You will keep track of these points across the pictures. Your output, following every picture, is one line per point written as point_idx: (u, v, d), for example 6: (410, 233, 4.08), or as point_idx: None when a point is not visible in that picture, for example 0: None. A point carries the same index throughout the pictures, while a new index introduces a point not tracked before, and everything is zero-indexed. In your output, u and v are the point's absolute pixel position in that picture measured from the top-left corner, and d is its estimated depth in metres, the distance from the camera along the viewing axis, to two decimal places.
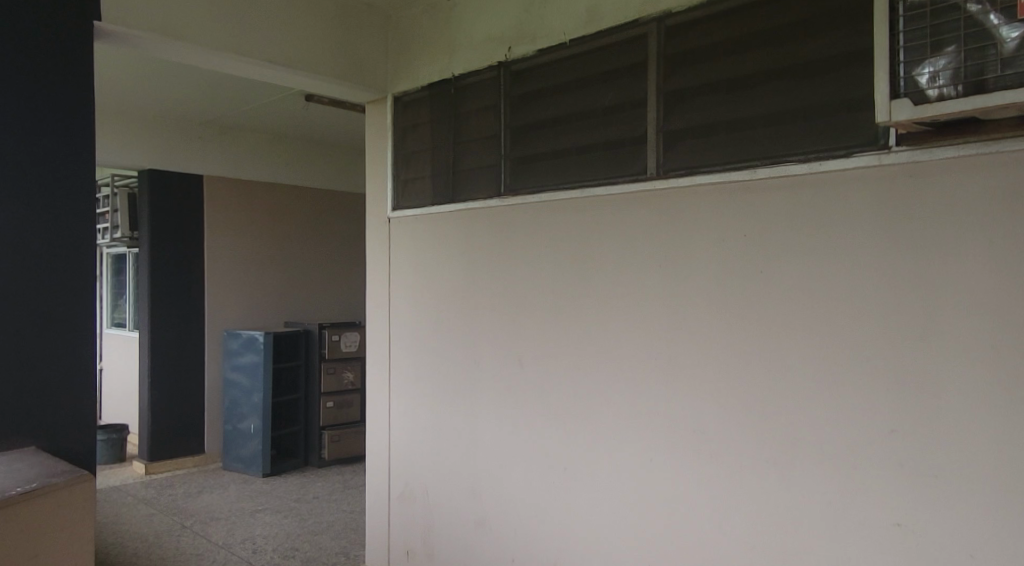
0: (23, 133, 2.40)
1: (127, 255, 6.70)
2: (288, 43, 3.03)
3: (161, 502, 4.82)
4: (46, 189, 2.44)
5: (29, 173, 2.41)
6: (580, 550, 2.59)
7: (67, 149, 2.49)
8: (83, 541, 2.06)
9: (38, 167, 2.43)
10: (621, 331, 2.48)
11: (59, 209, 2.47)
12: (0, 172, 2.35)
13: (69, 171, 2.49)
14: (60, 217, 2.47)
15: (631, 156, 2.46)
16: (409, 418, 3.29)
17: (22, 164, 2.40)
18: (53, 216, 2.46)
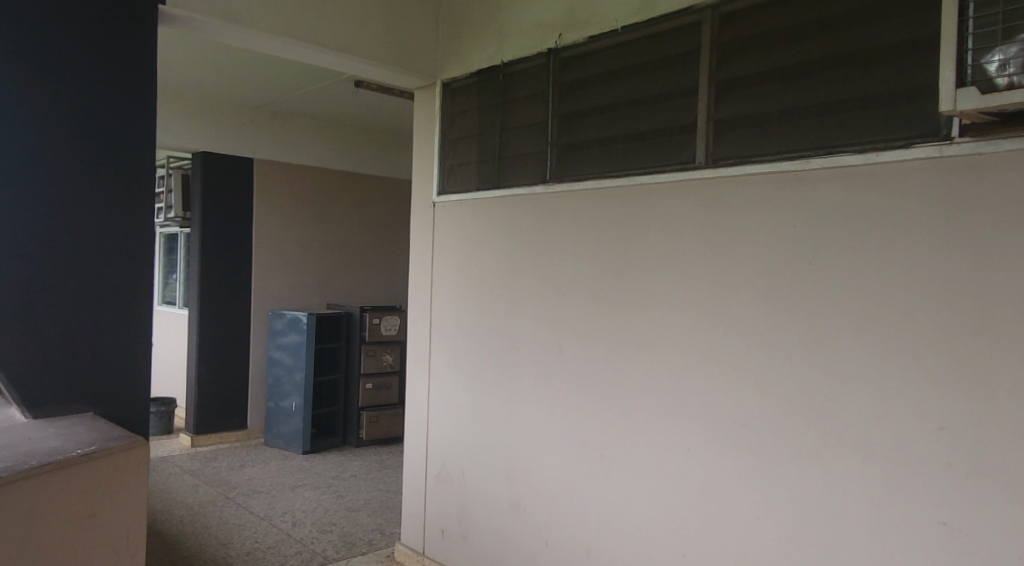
0: (87, 108, 2.47)
1: (179, 235, 6.88)
2: (341, 27, 3.06)
3: (205, 473, 4.97)
4: (110, 164, 2.52)
5: (94, 150, 2.49)
6: (616, 538, 2.59)
7: (130, 129, 2.56)
8: (134, 509, 2.07)
9: (99, 142, 2.49)
10: (667, 320, 2.46)
11: (116, 181, 2.53)
12: (68, 150, 2.44)
13: (131, 149, 2.56)
14: (118, 189, 2.53)
15: (679, 145, 2.44)
16: (448, 401, 3.33)
17: (84, 136, 2.46)
18: (112, 188, 2.52)
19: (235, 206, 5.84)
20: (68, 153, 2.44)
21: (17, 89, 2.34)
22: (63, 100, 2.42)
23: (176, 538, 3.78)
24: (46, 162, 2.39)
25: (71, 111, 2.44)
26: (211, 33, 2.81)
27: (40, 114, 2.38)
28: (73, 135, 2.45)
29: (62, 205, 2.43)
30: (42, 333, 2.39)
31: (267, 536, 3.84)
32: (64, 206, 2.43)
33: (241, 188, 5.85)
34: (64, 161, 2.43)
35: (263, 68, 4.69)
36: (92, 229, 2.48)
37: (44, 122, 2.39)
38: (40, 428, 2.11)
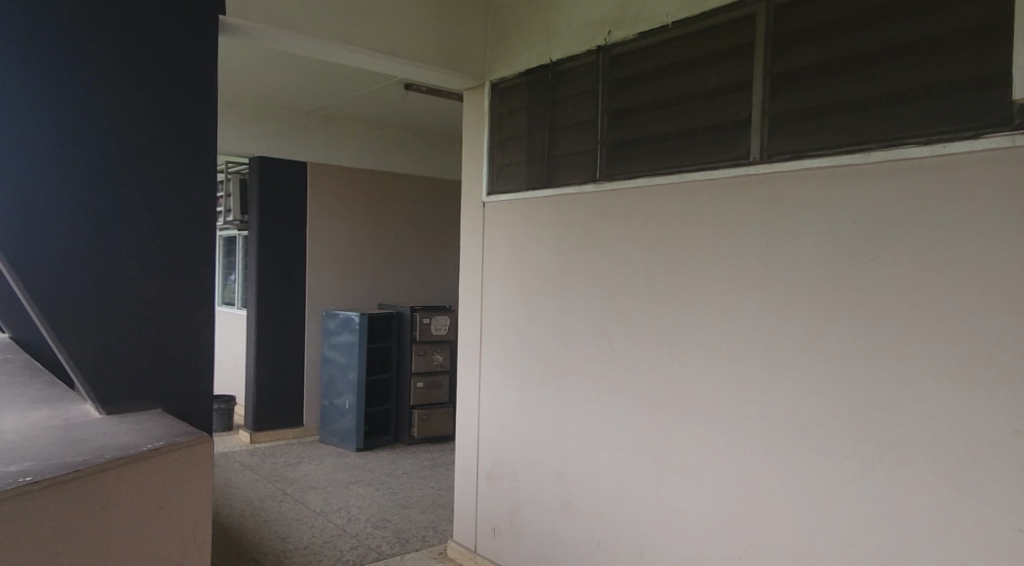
0: (152, 113, 2.39)
1: (236, 238, 7.08)
2: (392, 32, 3.11)
3: (264, 468, 5.11)
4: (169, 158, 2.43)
5: (153, 144, 2.40)
6: (669, 538, 2.57)
7: (188, 124, 2.46)
8: (205, 500, 2.01)
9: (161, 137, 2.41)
10: (723, 319, 2.43)
11: (175, 181, 2.44)
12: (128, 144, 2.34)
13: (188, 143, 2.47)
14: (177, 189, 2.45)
15: (733, 140, 2.41)
16: (499, 399, 3.35)
17: (143, 130, 2.37)
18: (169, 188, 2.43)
19: (290, 208, 5.97)
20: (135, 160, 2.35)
21: (73, 87, 2.22)
22: (129, 105, 2.35)
23: (237, 531, 3.89)
24: (111, 170, 2.30)
25: (137, 115, 2.36)
26: (270, 41, 2.89)
27: (107, 120, 2.30)
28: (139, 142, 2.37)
29: (128, 214, 2.34)
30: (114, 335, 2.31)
31: (323, 531, 3.92)
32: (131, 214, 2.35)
33: (295, 191, 5.99)
34: (129, 166, 2.34)
35: (317, 74, 4.80)
36: (156, 234, 2.40)
37: (110, 129, 2.30)
38: (107, 421, 2.13)
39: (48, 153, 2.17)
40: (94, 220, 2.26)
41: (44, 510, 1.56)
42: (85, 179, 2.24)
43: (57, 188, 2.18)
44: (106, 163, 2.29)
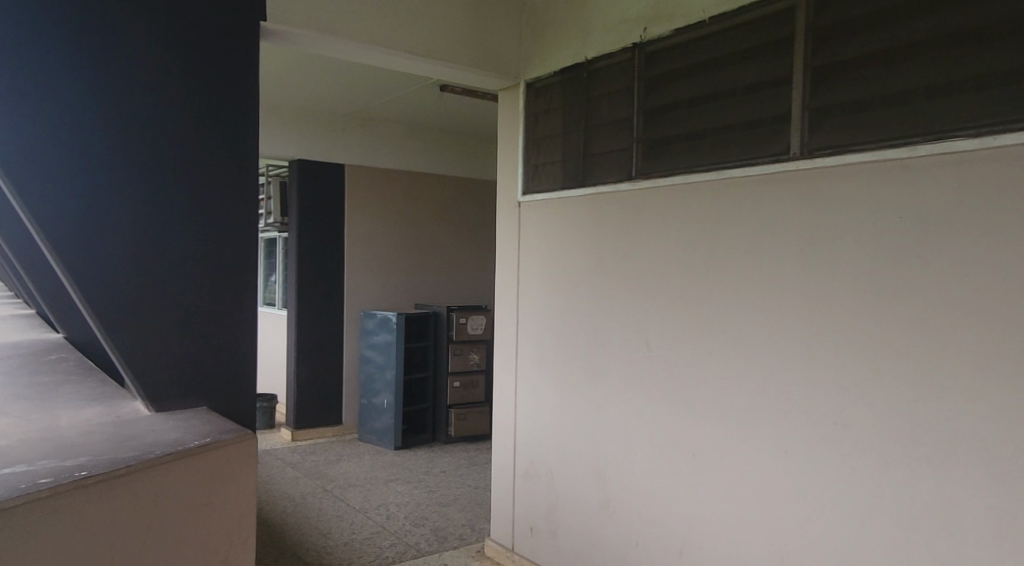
0: (200, 109, 2.31)
1: (277, 240, 7.21)
2: (426, 34, 3.14)
3: (305, 465, 5.20)
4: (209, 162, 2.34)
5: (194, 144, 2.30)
6: (708, 539, 2.55)
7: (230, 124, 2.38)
8: (244, 497, 1.91)
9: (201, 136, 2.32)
10: (763, 320, 2.41)
11: (216, 184, 2.35)
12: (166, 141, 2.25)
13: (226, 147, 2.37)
14: (216, 192, 2.36)
15: (773, 136, 2.38)
16: (535, 398, 3.36)
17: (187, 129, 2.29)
18: (210, 190, 2.34)
19: (328, 210, 6.06)
20: (184, 158, 2.28)
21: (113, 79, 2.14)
22: (174, 103, 2.26)
23: (280, 527, 3.97)
24: (158, 169, 2.22)
25: (184, 118, 2.28)
26: (309, 45, 2.94)
27: (151, 120, 2.21)
28: (185, 140, 2.28)
29: (176, 213, 2.26)
30: (148, 339, 2.22)
31: (363, 528, 3.98)
32: (179, 215, 2.27)
33: (333, 193, 6.08)
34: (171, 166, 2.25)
35: (355, 77, 4.86)
36: (200, 235, 2.32)
37: (157, 131, 2.22)
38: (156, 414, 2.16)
39: (94, 153, 2.08)
40: (140, 220, 2.18)
41: (97, 507, 1.45)
42: (131, 178, 2.16)
43: (104, 189, 2.10)
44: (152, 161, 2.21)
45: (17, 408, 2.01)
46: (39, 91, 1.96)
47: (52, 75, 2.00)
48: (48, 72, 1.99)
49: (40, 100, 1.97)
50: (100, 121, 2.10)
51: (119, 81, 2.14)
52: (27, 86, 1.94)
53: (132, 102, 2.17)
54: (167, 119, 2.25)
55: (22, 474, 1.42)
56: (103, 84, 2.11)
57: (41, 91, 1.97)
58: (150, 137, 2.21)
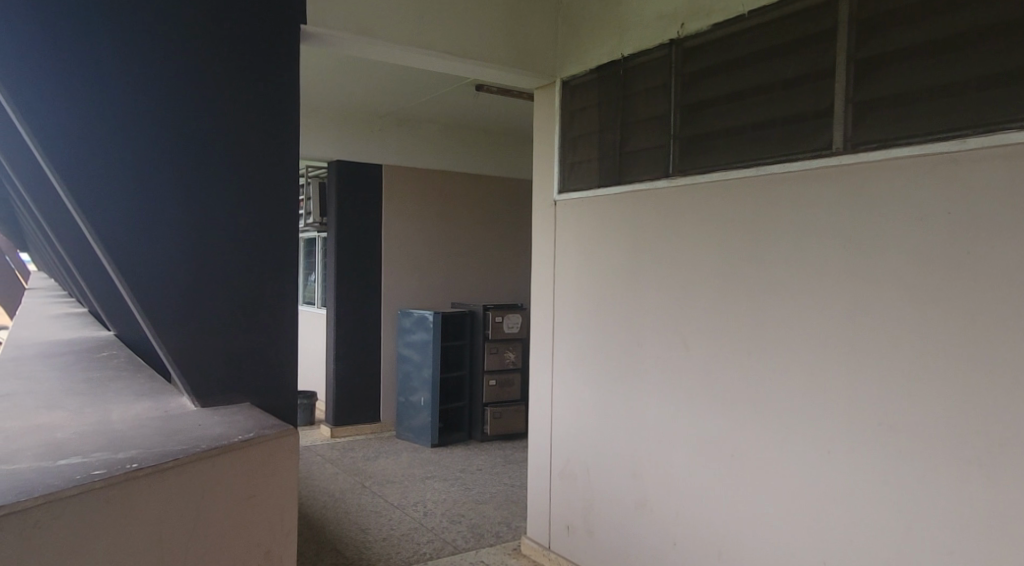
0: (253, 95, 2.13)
1: (317, 240, 7.33)
2: (462, 34, 3.16)
3: (345, 462, 5.28)
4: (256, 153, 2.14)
5: (242, 133, 2.11)
6: (748, 539, 2.53)
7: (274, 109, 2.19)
8: (288, 494, 1.89)
9: (251, 124, 2.13)
10: (805, 320, 2.37)
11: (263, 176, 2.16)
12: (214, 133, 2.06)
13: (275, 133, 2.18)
14: (263, 186, 2.17)
15: (814, 131, 2.34)
16: (571, 397, 3.36)
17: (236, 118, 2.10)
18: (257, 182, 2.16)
19: (366, 210, 6.14)
20: (248, 153, 2.13)
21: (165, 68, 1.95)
22: (221, 89, 2.07)
23: (320, 521, 4.03)
24: (219, 165, 2.07)
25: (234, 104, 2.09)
26: (348, 48, 2.98)
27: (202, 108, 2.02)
28: (252, 134, 2.13)
29: (244, 212, 2.13)
30: (187, 338, 2.06)
31: (401, 524, 4.02)
32: (245, 212, 2.13)
33: (371, 193, 6.15)
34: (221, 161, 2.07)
35: (392, 78, 4.92)
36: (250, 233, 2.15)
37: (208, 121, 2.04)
38: (199, 407, 2.08)
39: (144, 150, 1.91)
40: (203, 220, 2.04)
41: (141, 502, 1.46)
42: (194, 176, 2.02)
43: (167, 190, 1.96)
44: (213, 156, 2.06)
45: (72, 402, 2.09)
46: (90, 85, 1.80)
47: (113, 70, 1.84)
48: (109, 68, 1.83)
49: (101, 99, 1.82)
50: (159, 117, 1.94)
51: (169, 69, 1.96)
52: (91, 85, 1.79)
53: (183, 91, 1.99)
54: (232, 111, 2.10)
55: (78, 465, 1.47)
56: (164, 76, 1.95)
57: (105, 90, 1.83)
58: (213, 131, 2.05)
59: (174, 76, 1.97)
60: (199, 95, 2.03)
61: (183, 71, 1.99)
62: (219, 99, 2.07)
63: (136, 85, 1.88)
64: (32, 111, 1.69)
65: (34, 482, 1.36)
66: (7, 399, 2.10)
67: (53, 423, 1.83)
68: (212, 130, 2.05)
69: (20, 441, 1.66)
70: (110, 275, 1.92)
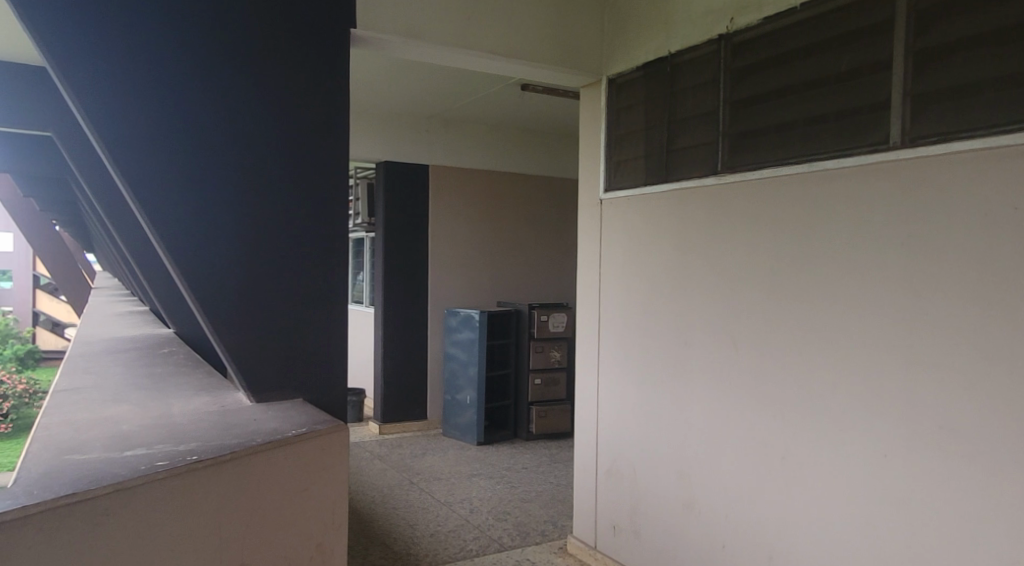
0: (307, 98, 2.17)
1: (365, 239, 7.44)
2: (509, 35, 3.17)
3: (393, 458, 5.35)
4: (312, 156, 2.18)
5: (297, 135, 2.15)
6: (800, 541, 2.48)
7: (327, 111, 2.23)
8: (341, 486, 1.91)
9: (306, 126, 2.17)
10: (860, 319, 2.32)
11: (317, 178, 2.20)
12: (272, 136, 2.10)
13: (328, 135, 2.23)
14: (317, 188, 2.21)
15: (870, 126, 2.29)
16: (618, 397, 3.35)
17: (292, 120, 2.14)
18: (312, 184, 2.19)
19: (413, 210, 6.21)
20: (307, 157, 2.16)
21: (229, 74, 2.00)
22: (278, 91, 2.11)
23: (369, 516, 4.10)
24: (281, 174, 2.12)
25: (290, 106, 2.13)
26: (397, 50, 3.03)
27: (261, 111, 2.07)
28: (309, 139, 2.18)
29: (304, 218, 2.18)
30: (243, 336, 2.11)
31: (448, 521, 4.06)
32: (304, 217, 2.17)
33: (418, 193, 6.22)
34: (278, 163, 2.11)
35: (439, 80, 4.97)
36: (307, 234, 2.18)
37: (268, 123, 2.08)
38: (255, 403, 2.14)
39: (207, 152, 1.96)
40: (265, 229, 2.09)
41: (198, 494, 1.50)
42: (257, 185, 2.06)
43: (229, 191, 2.00)
44: (275, 166, 2.10)
45: (135, 396, 2.17)
46: (156, 89, 1.85)
47: (181, 83, 1.90)
48: (174, 73, 1.89)
49: (168, 103, 1.87)
50: (222, 120, 1.99)
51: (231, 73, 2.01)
52: (158, 89, 1.85)
53: (244, 95, 2.03)
54: (292, 119, 2.14)
55: (141, 456, 1.53)
56: (230, 89, 2.01)
57: (171, 93, 1.88)
58: (276, 140, 2.10)
59: (239, 87, 2.03)
60: (262, 105, 2.07)
61: (247, 81, 2.04)
62: (281, 108, 2.12)
63: (203, 99, 1.95)
64: (104, 124, 1.77)
65: (101, 472, 1.42)
66: (76, 393, 2.20)
67: (119, 416, 1.90)
68: (274, 138, 2.10)
69: (89, 432, 1.74)
70: (179, 287, 1.99)
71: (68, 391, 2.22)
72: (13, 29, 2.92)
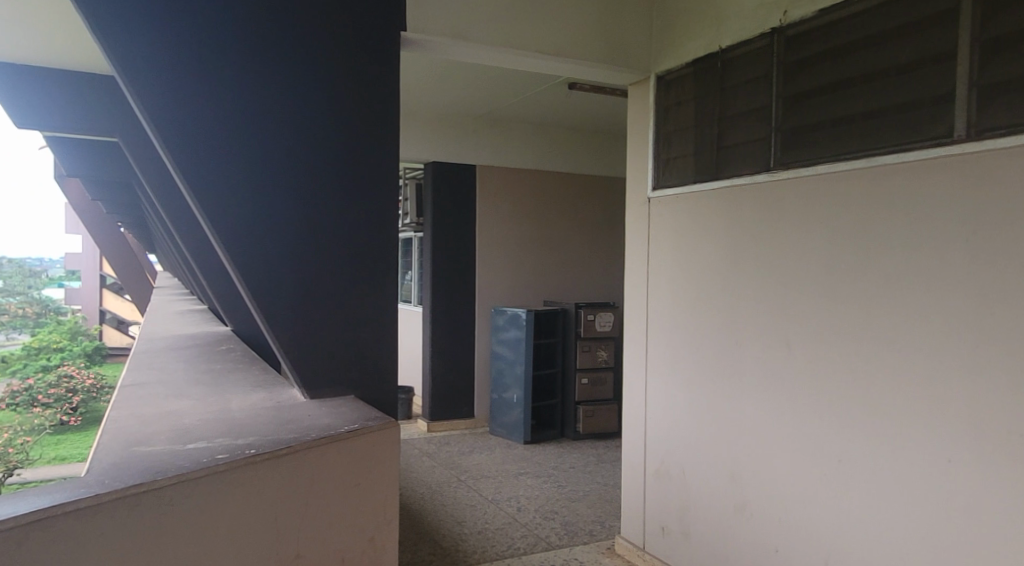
0: (359, 99, 2.18)
1: (413, 239, 7.52)
2: (556, 34, 3.17)
3: (440, 455, 5.41)
4: (368, 158, 2.20)
5: (353, 140, 2.17)
6: (857, 547, 2.42)
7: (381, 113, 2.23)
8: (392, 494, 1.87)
9: (361, 127, 2.19)
10: (924, 318, 2.25)
11: (372, 180, 2.21)
12: (328, 138, 2.13)
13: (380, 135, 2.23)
14: (372, 188, 2.21)
15: (933, 119, 2.23)
16: (666, 396, 3.32)
17: (344, 122, 2.15)
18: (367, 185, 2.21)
19: (461, 209, 6.25)
20: (363, 157, 2.19)
21: (286, 76, 2.04)
22: (334, 93, 2.13)
23: (418, 512, 4.15)
24: (337, 174, 2.14)
25: (344, 108, 2.15)
26: (446, 52, 3.06)
27: (318, 114, 2.10)
28: (364, 139, 2.20)
29: (359, 217, 2.20)
30: (299, 332, 2.15)
31: (495, 518, 4.08)
32: (360, 216, 2.19)
33: (465, 193, 6.26)
34: (333, 163, 2.14)
35: (486, 80, 5.00)
36: (362, 231, 2.20)
37: (321, 123, 2.11)
38: (309, 400, 2.19)
39: (264, 154, 2.00)
40: (321, 229, 2.13)
41: (251, 485, 1.54)
42: (314, 185, 2.10)
43: (286, 192, 2.05)
44: (331, 165, 2.13)
45: (195, 392, 2.24)
46: (215, 93, 1.91)
47: (239, 85, 1.95)
48: (232, 78, 1.94)
49: (227, 107, 1.93)
50: (279, 123, 2.03)
51: (287, 76, 2.04)
52: (216, 94, 1.91)
53: (299, 97, 2.07)
54: (349, 119, 2.16)
55: (203, 449, 1.58)
56: (286, 89, 2.05)
57: (229, 97, 1.94)
58: (332, 139, 2.13)
59: (296, 88, 2.06)
60: (318, 107, 2.10)
61: (304, 82, 2.07)
62: (337, 108, 2.14)
63: (261, 99, 1.99)
64: (166, 130, 1.83)
65: (166, 464, 1.47)
66: (141, 388, 2.28)
67: (181, 410, 1.97)
68: (330, 139, 2.13)
69: (155, 425, 1.80)
70: (238, 286, 2.04)
71: (133, 386, 2.31)
72: (80, 40, 3.04)
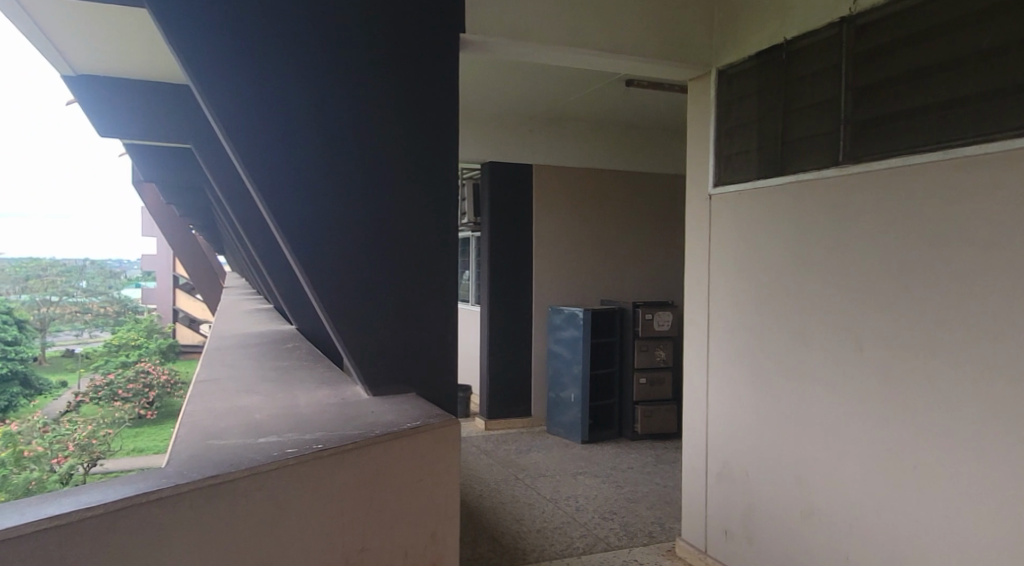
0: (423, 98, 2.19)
1: (470, 239, 7.58)
2: (614, 31, 3.15)
3: (499, 453, 5.43)
4: (432, 156, 2.21)
5: (416, 136, 2.18)
6: (935, 555, 2.33)
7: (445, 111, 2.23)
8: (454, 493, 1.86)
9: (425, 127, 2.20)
10: (1009, 317, 2.15)
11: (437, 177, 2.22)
12: (392, 137, 2.15)
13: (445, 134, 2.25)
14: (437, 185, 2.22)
15: (1016, 108, 2.14)
16: (729, 396, 3.25)
17: (408, 121, 2.17)
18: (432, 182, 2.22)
19: (518, 208, 6.27)
20: (426, 155, 2.20)
21: (349, 78, 2.07)
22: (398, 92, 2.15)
23: (478, 510, 4.18)
24: (401, 173, 2.16)
25: (409, 107, 2.17)
26: (505, 52, 3.07)
27: (382, 114, 2.13)
28: (428, 139, 2.21)
29: (424, 215, 2.21)
30: (364, 329, 2.19)
31: (554, 517, 4.08)
32: (424, 214, 2.21)
33: (522, 192, 6.27)
34: (398, 162, 2.16)
35: (543, 79, 5.00)
36: (426, 230, 2.22)
37: (385, 123, 2.13)
38: (373, 397, 2.22)
39: (329, 154, 2.04)
40: (385, 228, 2.15)
41: (316, 478, 1.56)
42: (377, 185, 2.12)
43: (351, 191, 2.08)
44: (395, 164, 2.15)
45: (264, 388, 2.30)
46: (281, 97, 1.96)
47: (304, 88, 2.00)
48: (298, 81, 1.99)
49: (291, 110, 1.98)
50: (344, 124, 2.06)
51: (351, 77, 2.08)
52: (282, 98, 1.96)
53: (363, 98, 2.09)
54: (413, 118, 2.18)
55: (274, 443, 1.63)
56: (350, 90, 2.08)
57: (294, 100, 1.98)
58: (396, 139, 2.15)
59: (360, 89, 2.09)
60: (383, 107, 2.13)
61: (368, 83, 2.10)
62: (401, 107, 2.16)
63: (325, 100, 2.03)
64: (235, 133, 1.90)
65: (240, 457, 1.52)
66: (212, 383, 2.36)
67: (251, 405, 2.03)
68: (394, 139, 2.15)
69: (227, 419, 1.86)
70: (303, 284, 2.09)
71: (206, 382, 2.39)
72: (153, 49, 3.16)
